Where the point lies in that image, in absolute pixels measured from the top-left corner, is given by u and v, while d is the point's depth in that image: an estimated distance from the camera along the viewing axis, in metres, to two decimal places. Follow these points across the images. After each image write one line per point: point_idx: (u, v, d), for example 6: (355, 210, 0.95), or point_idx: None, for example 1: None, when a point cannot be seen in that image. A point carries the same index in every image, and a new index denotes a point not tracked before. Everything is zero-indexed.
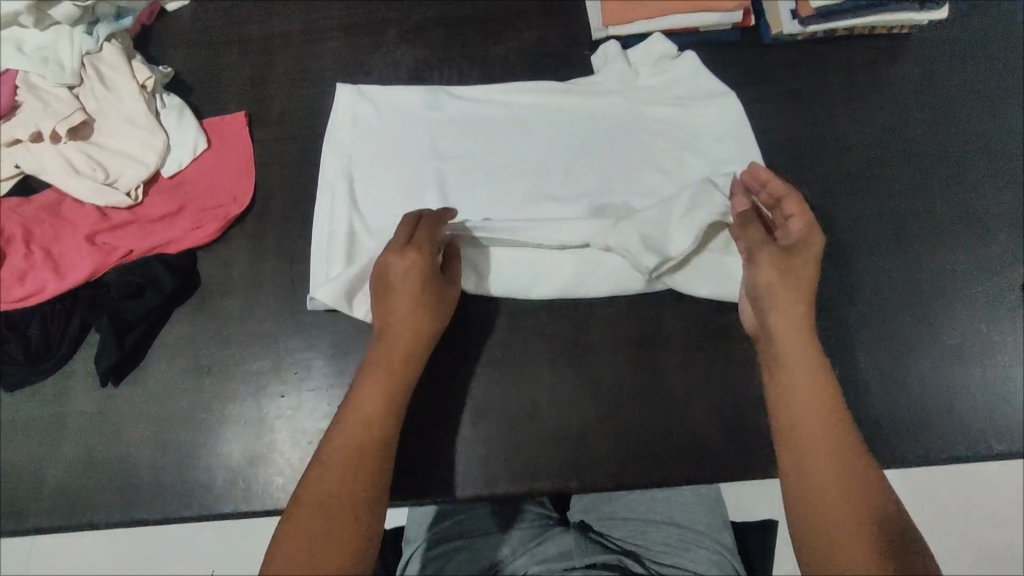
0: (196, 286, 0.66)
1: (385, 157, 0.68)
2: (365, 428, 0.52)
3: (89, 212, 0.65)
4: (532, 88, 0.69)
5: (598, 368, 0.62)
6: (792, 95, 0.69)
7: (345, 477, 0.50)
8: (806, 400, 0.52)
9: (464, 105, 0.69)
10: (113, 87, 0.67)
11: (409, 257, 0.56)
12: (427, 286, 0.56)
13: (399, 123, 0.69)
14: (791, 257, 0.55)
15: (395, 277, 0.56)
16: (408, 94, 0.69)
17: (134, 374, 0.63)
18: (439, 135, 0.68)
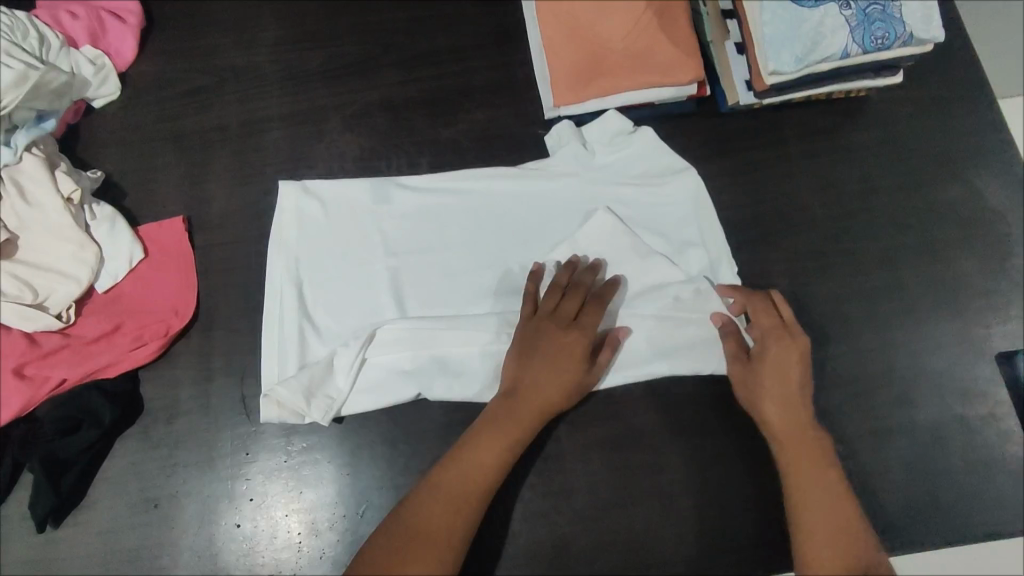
0: (140, 409, 0.61)
1: (335, 256, 0.64)
2: (475, 479, 0.53)
3: (16, 338, 0.60)
4: (487, 174, 0.67)
5: (571, 474, 0.59)
6: (751, 168, 0.67)
7: (440, 519, 0.51)
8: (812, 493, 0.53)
9: (414, 196, 0.66)
10: (35, 200, 0.62)
11: (568, 337, 0.58)
12: (579, 367, 0.57)
13: (347, 219, 0.65)
14: (752, 373, 0.58)
15: (557, 342, 0.58)
16: (356, 187, 0.66)
17: (75, 513, 0.59)
18: (391, 229, 0.65)
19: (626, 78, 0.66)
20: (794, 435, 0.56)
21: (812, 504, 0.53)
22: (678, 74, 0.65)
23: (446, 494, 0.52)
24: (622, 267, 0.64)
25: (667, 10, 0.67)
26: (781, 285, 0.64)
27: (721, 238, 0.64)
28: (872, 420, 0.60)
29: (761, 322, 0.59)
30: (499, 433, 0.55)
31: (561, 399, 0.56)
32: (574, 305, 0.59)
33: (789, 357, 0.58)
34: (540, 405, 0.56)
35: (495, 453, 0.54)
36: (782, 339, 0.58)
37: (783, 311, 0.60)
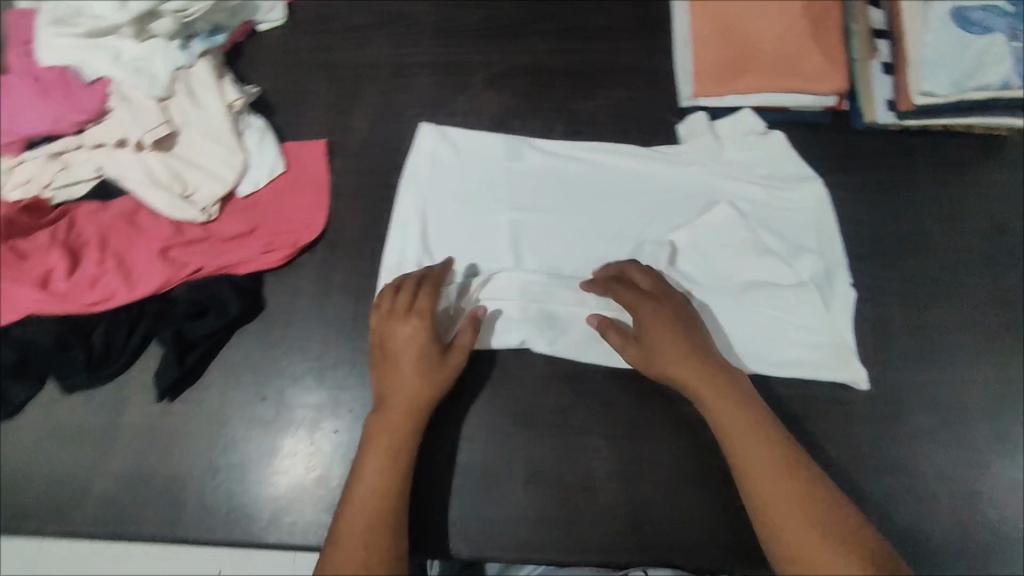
0: (260, 310, 0.65)
1: (462, 200, 0.67)
2: (382, 493, 0.53)
3: (165, 224, 0.65)
4: (615, 149, 0.69)
5: (657, 445, 0.61)
6: (878, 186, 0.68)
7: (363, 531, 0.52)
8: (751, 442, 0.53)
9: (545, 159, 0.69)
10: (200, 103, 0.68)
11: (410, 325, 0.58)
12: (429, 357, 0.57)
13: (479, 169, 0.69)
14: (648, 347, 0.58)
15: (397, 340, 0.58)
16: (491, 140, 0.69)
17: (191, 390, 0.63)
18: (517, 185, 0.68)
19: (770, 79, 0.68)
20: (713, 385, 0.56)
21: (759, 473, 0.52)
22: (821, 84, 0.67)
23: (369, 493, 0.53)
24: (735, 259, 0.65)
25: (820, 21, 0.69)
26: (891, 304, 0.64)
27: (838, 249, 0.65)
28: (964, 452, 0.60)
29: (634, 308, 0.59)
30: (388, 426, 0.55)
31: (433, 394, 0.57)
32: (406, 301, 0.58)
33: (673, 335, 0.57)
34: (405, 403, 0.56)
35: (388, 443, 0.55)
36: (659, 318, 0.58)
37: (646, 282, 0.61)
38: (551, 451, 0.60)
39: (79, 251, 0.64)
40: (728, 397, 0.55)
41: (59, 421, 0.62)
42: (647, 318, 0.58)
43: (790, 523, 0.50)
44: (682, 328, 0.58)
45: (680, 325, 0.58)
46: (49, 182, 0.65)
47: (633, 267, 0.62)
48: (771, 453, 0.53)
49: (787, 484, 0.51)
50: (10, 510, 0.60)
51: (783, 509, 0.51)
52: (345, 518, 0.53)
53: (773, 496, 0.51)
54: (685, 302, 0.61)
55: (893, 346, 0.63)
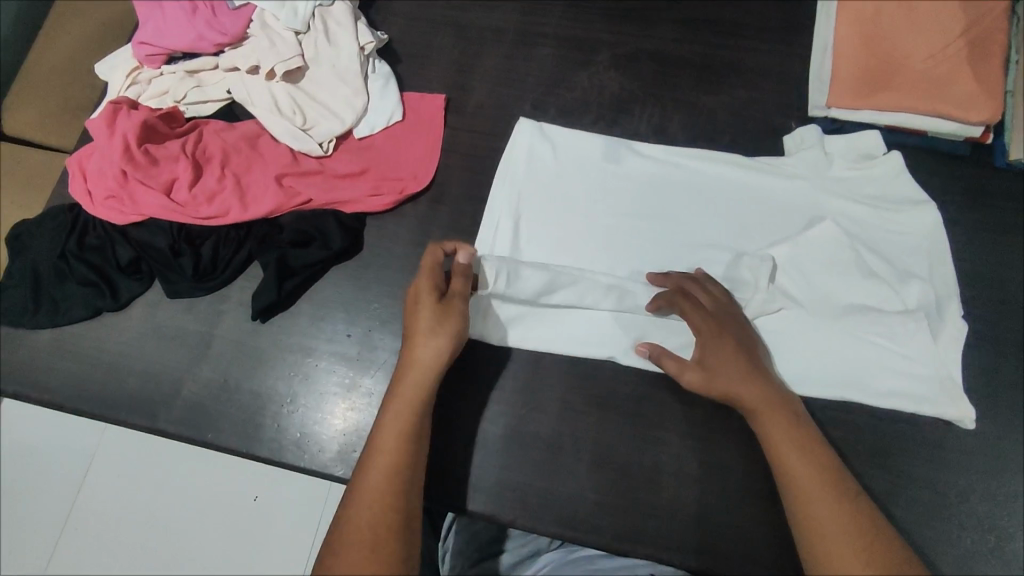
0: (359, 249, 0.67)
1: (561, 188, 0.66)
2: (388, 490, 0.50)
3: (283, 153, 0.68)
4: (715, 157, 0.67)
5: (731, 453, 0.59)
6: (1010, 230, 0.64)
7: (369, 521, 0.48)
8: (807, 467, 0.50)
9: (647, 165, 0.67)
10: (334, 41, 0.70)
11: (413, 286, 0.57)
12: (423, 309, 0.56)
13: (575, 170, 0.67)
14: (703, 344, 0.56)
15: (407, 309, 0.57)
16: (589, 142, 0.68)
17: (283, 314, 0.65)
18: (616, 186, 0.66)
19: (914, 99, 0.64)
20: (766, 406, 0.53)
21: (807, 490, 0.49)
22: (970, 112, 0.63)
23: (378, 480, 0.50)
24: (840, 281, 0.61)
25: (980, 44, 0.64)
26: (1006, 354, 0.60)
27: (952, 284, 0.61)
28: None
29: (700, 313, 0.57)
30: (398, 412, 0.53)
31: (426, 348, 0.54)
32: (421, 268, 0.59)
33: (728, 352, 0.55)
34: (409, 378, 0.54)
35: (402, 422, 0.53)
36: (723, 334, 0.56)
37: (704, 294, 0.58)
38: (620, 438, 0.59)
39: (202, 165, 0.66)
40: (785, 420, 0.52)
41: (161, 321, 0.66)
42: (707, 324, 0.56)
43: (833, 546, 0.46)
44: (738, 347, 0.55)
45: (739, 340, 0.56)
46: (183, 97, 0.70)
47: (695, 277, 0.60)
48: (819, 471, 0.49)
49: (834, 505, 0.48)
50: (102, 398, 0.63)
51: (834, 540, 0.46)
52: (354, 494, 0.50)
53: (817, 516, 0.47)
54: (741, 316, 0.59)
55: (1000, 398, 0.59)
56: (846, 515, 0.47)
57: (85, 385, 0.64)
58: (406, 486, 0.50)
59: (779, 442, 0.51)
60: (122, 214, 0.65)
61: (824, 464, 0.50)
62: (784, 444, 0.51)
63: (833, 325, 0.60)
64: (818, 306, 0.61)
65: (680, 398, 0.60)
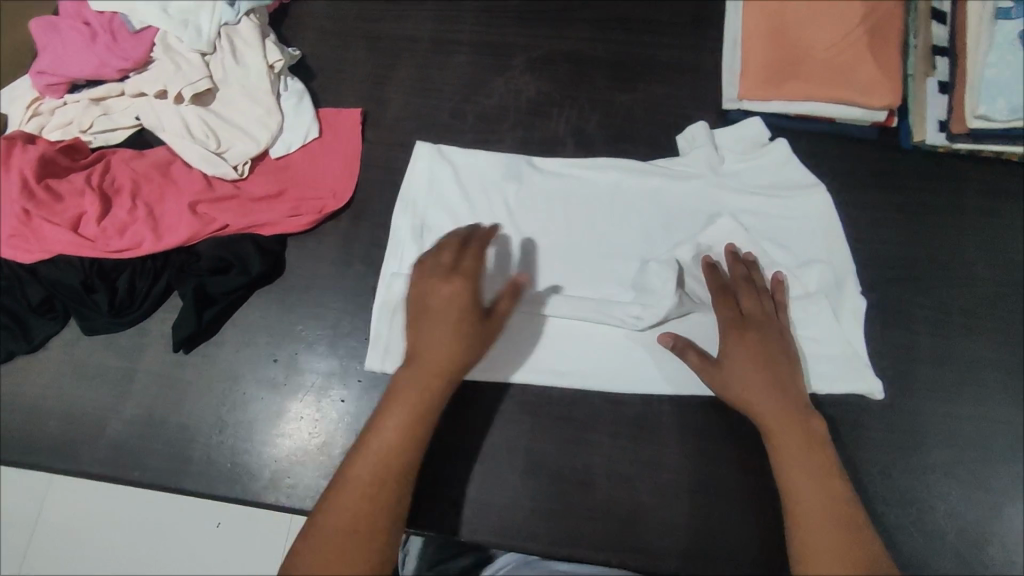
0: (280, 273, 0.66)
1: (465, 207, 0.65)
2: (365, 512, 0.48)
3: (196, 178, 0.66)
4: (612, 164, 0.66)
5: (661, 450, 0.59)
6: (919, 208, 0.65)
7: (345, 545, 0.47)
8: (807, 480, 0.51)
9: (545, 178, 0.66)
10: (242, 61, 0.68)
11: (451, 283, 0.53)
12: (468, 314, 0.53)
13: (477, 187, 0.66)
14: (735, 350, 0.56)
15: (435, 299, 0.53)
16: (489, 159, 0.67)
17: (207, 344, 0.64)
18: (525, 201, 0.65)
19: (819, 87, 0.65)
20: (779, 417, 0.53)
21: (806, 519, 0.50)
22: (872, 97, 0.64)
23: (353, 499, 0.48)
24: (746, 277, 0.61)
25: (879, 30, 0.66)
26: (920, 331, 0.62)
27: (847, 269, 0.62)
28: (988, 494, 0.58)
29: (728, 320, 0.57)
30: (400, 422, 0.51)
31: (463, 347, 0.52)
32: (451, 255, 0.55)
33: (763, 359, 0.55)
34: (435, 379, 0.52)
35: (397, 430, 0.51)
36: (744, 341, 0.56)
37: (752, 300, 0.58)
38: (552, 442, 0.60)
39: (112, 196, 0.64)
40: (798, 431, 0.53)
41: (80, 359, 0.64)
42: (738, 332, 0.56)
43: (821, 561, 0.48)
44: (767, 349, 0.55)
45: (767, 343, 0.56)
46: (89, 127, 0.68)
47: (741, 277, 0.59)
48: (827, 497, 0.50)
49: (838, 539, 0.48)
50: (23, 444, 0.62)
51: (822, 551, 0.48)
52: (333, 507, 0.48)
53: (808, 535, 0.49)
54: (785, 329, 0.58)
55: (916, 374, 0.61)
56: (839, 529, 0.49)
57: (5, 431, 0.62)
58: (389, 505, 0.49)
59: (787, 454, 0.52)
60: (28, 252, 0.63)
61: (828, 478, 0.51)
62: (793, 457, 0.52)
63: None
64: None
65: (611, 399, 0.61)
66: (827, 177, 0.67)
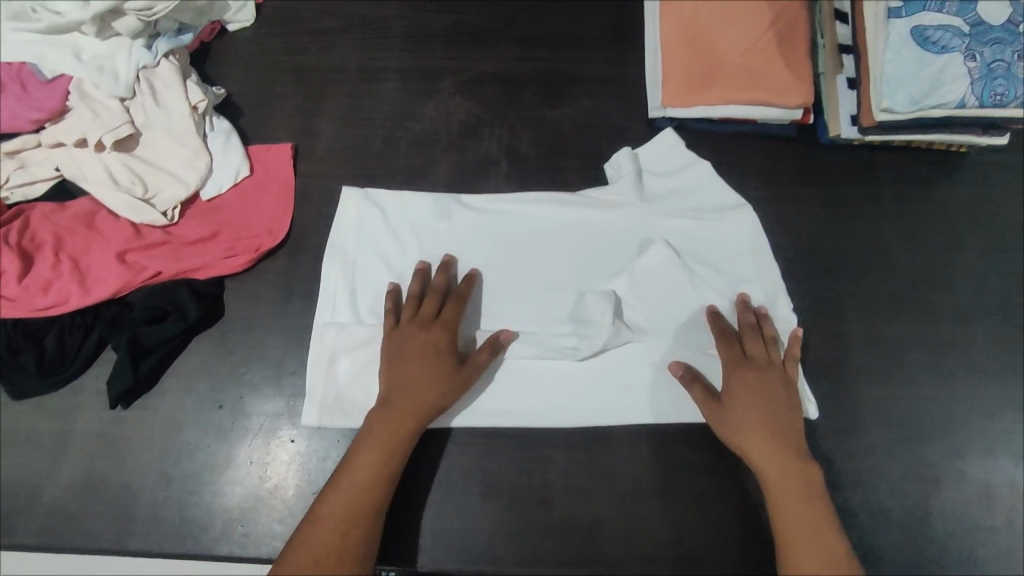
0: (219, 316, 0.64)
1: (394, 253, 0.65)
2: (331, 557, 0.51)
3: (123, 227, 0.64)
4: (544, 198, 0.67)
5: (616, 460, 0.60)
6: (841, 202, 0.68)
7: None
8: (790, 517, 0.54)
9: (474, 216, 0.67)
10: (163, 103, 0.67)
11: (429, 331, 0.59)
12: (443, 359, 0.58)
13: (406, 231, 0.66)
14: (729, 391, 0.58)
15: (410, 344, 0.59)
16: (417, 200, 0.67)
17: (145, 397, 0.62)
18: (454, 240, 0.66)
19: (737, 91, 0.68)
20: (771, 453, 0.56)
21: (790, 552, 0.53)
22: (786, 97, 0.67)
23: (315, 544, 0.51)
24: (679, 306, 0.63)
25: (786, 34, 0.69)
26: (852, 316, 0.65)
27: (779, 287, 0.64)
28: (927, 470, 0.61)
29: (729, 364, 0.60)
30: (369, 463, 0.55)
31: (435, 394, 0.57)
32: (431, 305, 0.61)
33: (762, 402, 0.57)
34: (412, 418, 0.56)
35: (369, 475, 0.54)
36: (746, 385, 0.58)
37: (756, 347, 0.60)
38: (510, 463, 0.60)
39: (33, 252, 0.62)
40: (788, 471, 0.55)
41: (10, 425, 0.61)
42: (738, 377, 0.59)
43: None
44: (765, 392, 0.58)
45: (769, 389, 0.58)
46: (5, 181, 0.64)
47: (749, 326, 0.61)
48: (810, 532, 0.53)
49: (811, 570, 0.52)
50: None
51: None
52: (296, 551, 0.51)
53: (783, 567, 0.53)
54: (792, 377, 0.60)
55: (852, 360, 0.63)
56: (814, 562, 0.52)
57: None
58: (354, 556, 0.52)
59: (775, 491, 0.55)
60: None
61: (812, 513, 0.54)
62: (779, 494, 0.55)
63: (675, 341, 0.63)
64: (663, 330, 0.63)
65: (564, 415, 0.61)
66: (752, 178, 0.69)
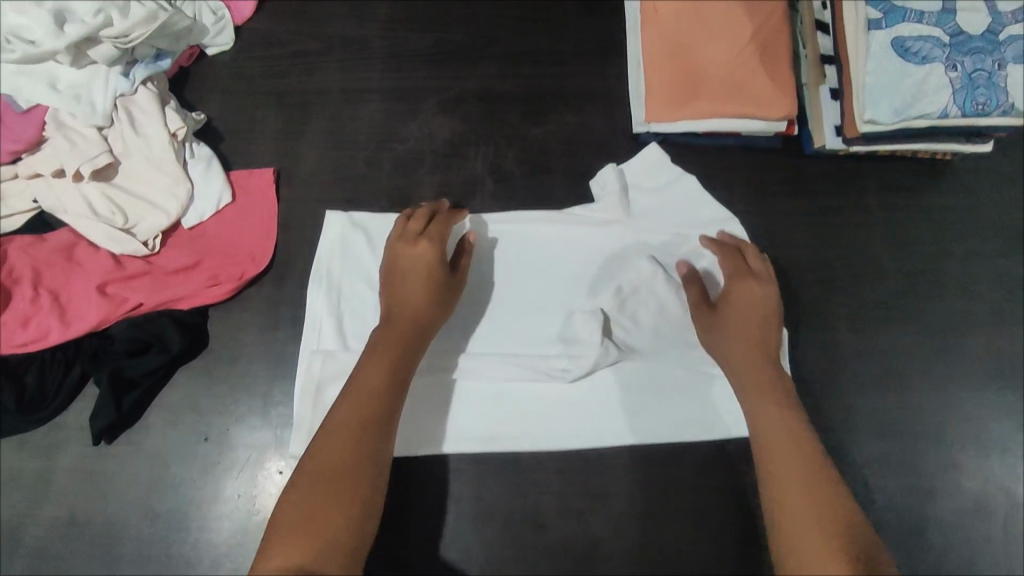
0: (204, 346, 0.63)
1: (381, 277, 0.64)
2: (327, 471, 0.50)
3: (104, 258, 0.63)
4: (531, 217, 0.67)
5: (610, 482, 0.60)
6: (828, 213, 0.68)
7: (302, 503, 0.49)
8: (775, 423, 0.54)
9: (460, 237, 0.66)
10: (142, 131, 0.66)
11: (418, 246, 0.60)
12: (433, 271, 0.59)
13: None
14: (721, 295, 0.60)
15: (403, 262, 0.60)
16: None
17: (129, 433, 0.60)
18: None
19: (721, 104, 0.67)
20: (753, 358, 0.57)
21: (779, 454, 0.52)
22: (770, 110, 0.67)
23: (313, 463, 0.51)
24: (673, 325, 0.63)
25: (768, 46, 0.69)
26: (841, 327, 0.65)
27: None
28: (920, 480, 0.61)
29: (727, 271, 0.61)
30: (364, 377, 0.54)
31: (435, 308, 0.58)
32: (419, 223, 0.61)
33: (754, 306, 0.59)
34: (406, 328, 0.57)
35: (366, 390, 0.54)
36: (739, 286, 0.60)
37: (757, 262, 0.61)
38: (503, 488, 0.60)
39: (11, 287, 0.61)
40: (772, 373, 0.57)
41: None
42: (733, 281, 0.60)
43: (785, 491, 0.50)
44: (754, 294, 0.59)
45: (758, 290, 0.59)
46: None
47: (750, 247, 0.62)
48: (796, 437, 0.53)
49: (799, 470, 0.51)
50: None
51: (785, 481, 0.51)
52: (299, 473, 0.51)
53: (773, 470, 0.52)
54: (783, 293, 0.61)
55: (841, 373, 0.63)
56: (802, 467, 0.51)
57: None
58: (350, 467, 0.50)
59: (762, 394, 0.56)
60: None
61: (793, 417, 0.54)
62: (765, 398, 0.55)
63: (666, 357, 0.62)
64: (655, 349, 0.62)
65: (556, 436, 0.60)
66: (738, 192, 0.69)
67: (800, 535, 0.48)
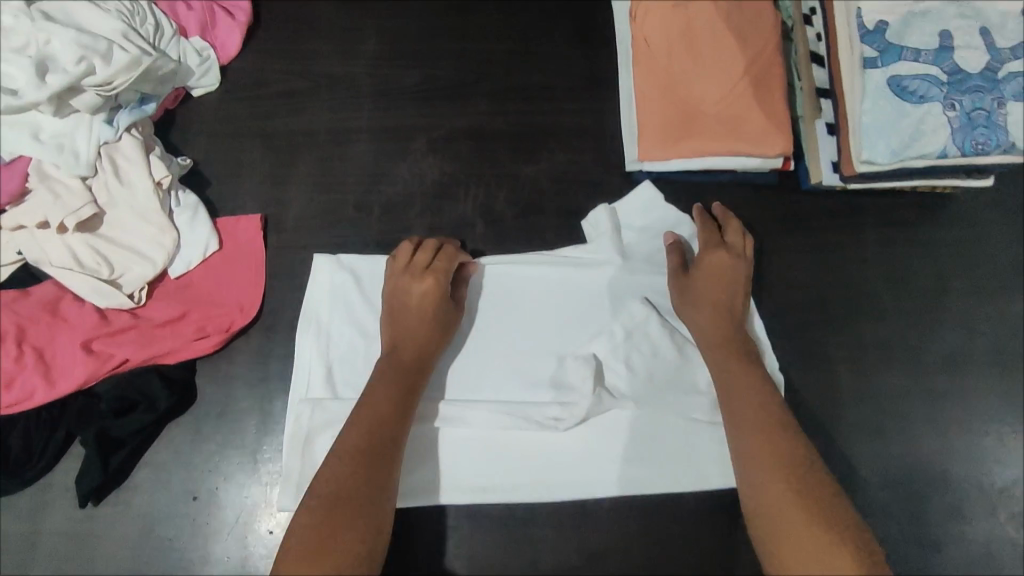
0: (192, 400, 0.62)
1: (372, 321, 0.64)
2: (338, 494, 0.50)
3: (89, 312, 0.62)
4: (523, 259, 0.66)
5: (604, 539, 0.60)
6: (825, 251, 0.67)
7: (309, 524, 0.49)
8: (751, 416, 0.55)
9: None
10: (127, 180, 0.64)
11: (426, 280, 0.60)
12: (438, 306, 0.60)
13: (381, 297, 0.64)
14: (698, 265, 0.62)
15: (408, 297, 0.60)
16: None
17: (116, 492, 0.60)
18: None
19: (715, 142, 0.66)
20: (725, 343, 0.59)
21: (754, 445, 0.53)
22: (766, 147, 0.65)
23: (322, 488, 0.51)
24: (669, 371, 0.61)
25: (764, 81, 0.67)
26: (841, 368, 0.64)
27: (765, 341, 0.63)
28: (917, 528, 0.61)
29: (708, 240, 0.63)
30: (371, 407, 0.55)
31: (439, 344, 0.60)
32: (426, 255, 0.62)
33: (728, 279, 0.61)
34: (411, 362, 0.58)
35: (374, 423, 0.54)
36: (717, 260, 0.62)
37: (733, 234, 0.63)
38: (498, 545, 0.60)
39: None
40: (743, 360, 0.59)
41: None
42: (712, 254, 0.62)
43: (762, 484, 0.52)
44: (730, 276, 0.61)
45: (733, 271, 0.62)
46: None
47: (730, 218, 0.65)
48: (774, 431, 0.54)
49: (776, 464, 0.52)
50: None
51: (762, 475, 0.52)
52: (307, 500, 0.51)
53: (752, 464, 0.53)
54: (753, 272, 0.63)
55: (840, 418, 0.63)
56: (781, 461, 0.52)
57: None
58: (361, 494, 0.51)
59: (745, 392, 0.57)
60: None
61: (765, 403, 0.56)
62: (741, 393, 0.57)
63: (655, 405, 0.61)
64: (652, 396, 0.61)
65: (550, 491, 0.60)
66: None
67: (777, 526, 0.49)
